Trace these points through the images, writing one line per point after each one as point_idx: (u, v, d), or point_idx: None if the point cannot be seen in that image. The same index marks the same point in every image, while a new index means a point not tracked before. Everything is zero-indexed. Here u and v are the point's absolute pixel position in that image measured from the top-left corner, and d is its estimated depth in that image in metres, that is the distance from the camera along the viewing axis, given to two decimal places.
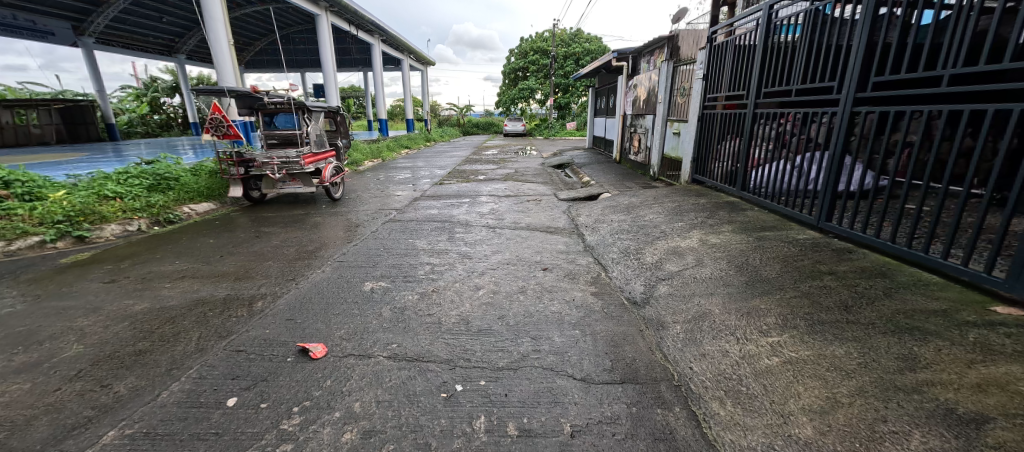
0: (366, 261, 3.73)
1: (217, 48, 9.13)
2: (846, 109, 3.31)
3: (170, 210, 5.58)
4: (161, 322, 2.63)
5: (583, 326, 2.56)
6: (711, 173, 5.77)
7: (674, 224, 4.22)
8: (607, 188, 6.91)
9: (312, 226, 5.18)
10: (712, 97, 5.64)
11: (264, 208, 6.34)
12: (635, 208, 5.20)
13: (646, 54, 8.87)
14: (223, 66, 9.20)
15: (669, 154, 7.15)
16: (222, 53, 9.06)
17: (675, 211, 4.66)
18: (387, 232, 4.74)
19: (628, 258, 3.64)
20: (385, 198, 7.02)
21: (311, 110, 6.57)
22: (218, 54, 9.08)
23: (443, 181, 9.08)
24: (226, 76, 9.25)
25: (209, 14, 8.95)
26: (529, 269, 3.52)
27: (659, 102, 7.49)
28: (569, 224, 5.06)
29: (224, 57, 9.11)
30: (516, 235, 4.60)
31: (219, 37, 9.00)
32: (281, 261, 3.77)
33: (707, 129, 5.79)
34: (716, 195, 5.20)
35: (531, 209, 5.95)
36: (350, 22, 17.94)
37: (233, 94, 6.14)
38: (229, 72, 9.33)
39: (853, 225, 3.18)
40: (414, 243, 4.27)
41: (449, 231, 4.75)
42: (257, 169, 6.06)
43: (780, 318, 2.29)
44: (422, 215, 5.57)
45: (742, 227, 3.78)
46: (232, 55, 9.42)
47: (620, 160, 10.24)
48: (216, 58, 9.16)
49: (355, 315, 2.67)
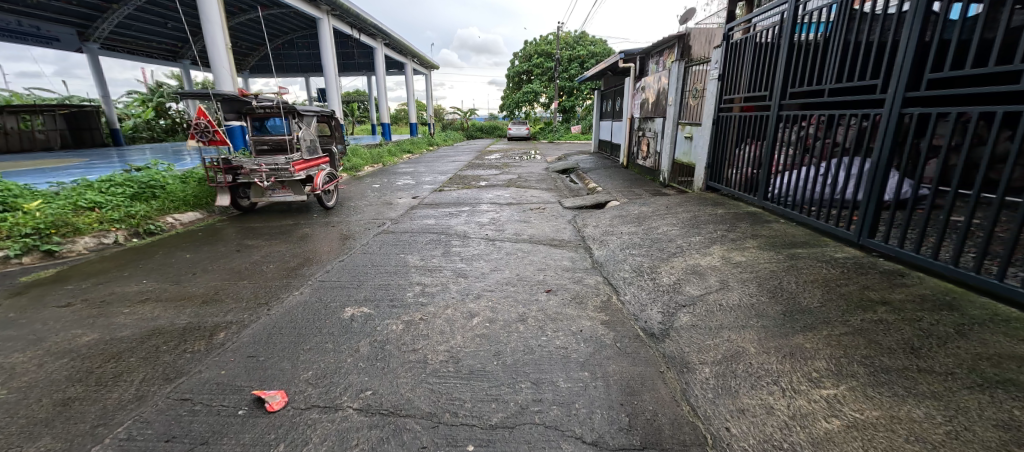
0: (350, 281, 3.36)
1: (214, 51, 8.86)
2: (893, 110, 2.90)
3: (152, 220, 5.26)
4: (104, 359, 2.27)
5: (593, 366, 2.18)
6: (726, 180, 5.39)
7: (691, 238, 3.83)
8: (615, 196, 6.52)
9: (300, 238, 4.84)
10: (729, 98, 5.25)
11: (253, 218, 6.02)
12: (646, 218, 4.81)
13: (654, 55, 8.48)
14: (220, 71, 8.94)
15: (680, 159, 6.77)
16: (219, 58, 8.80)
17: (691, 223, 4.26)
18: (378, 246, 4.38)
19: (642, 279, 3.25)
20: (381, 207, 6.67)
21: (302, 114, 6.23)
22: (215, 59, 8.81)
23: (443, 188, 8.73)
24: (223, 81, 8.99)
25: (206, 17, 8.68)
26: (531, 291, 3.13)
27: (669, 105, 7.10)
28: (575, 237, 4.67)
29: (222, 62, 8.85)
30: (518, 249, 4.22)
31: (216, 40, 8.73)
32: (258, 281, 3.42)
33: (723, 133, 5.40)
34: (734, 204, 4.82)
35: (534, 219, 5.57)
36: (353, 26, 17.73)
37: (219, 98, 5.81)
38: (227, 76, 9.08)
39: (902, 243, 2.79)
40: (406, 259, 3.90)
41: (445, 245, 4.38)
42: (245, 177, 5.74)
43: (834, 363, 1.91)
44: (417, 226, 5.22)
45: (768, 243, 3.40)
46: (229, 59, 9.15)
47: (628, 164, 9.83)
48: (212, 62, 8.89)
49: (327, 351, 2.30)
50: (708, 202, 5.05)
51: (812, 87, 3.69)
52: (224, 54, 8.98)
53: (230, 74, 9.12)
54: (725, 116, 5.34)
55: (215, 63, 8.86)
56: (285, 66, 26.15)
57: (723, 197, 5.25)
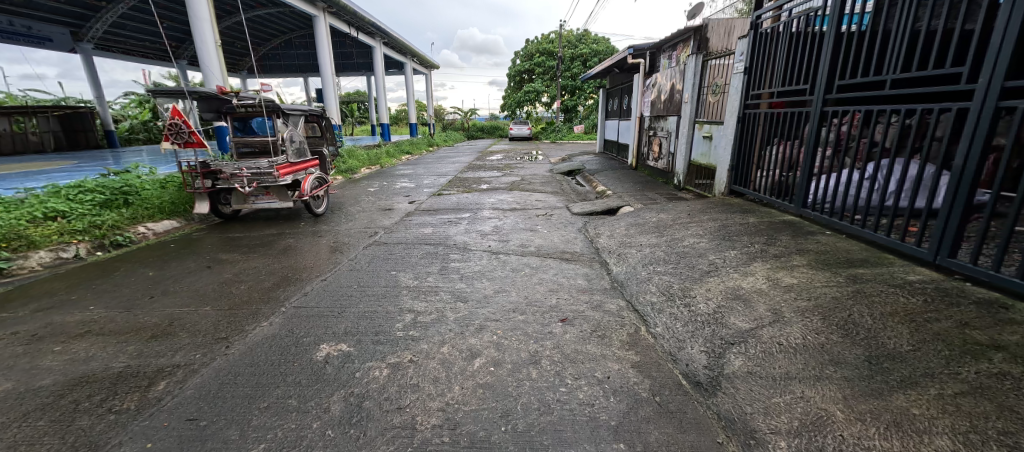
0: (330, 307, 2.87)
1: (203, 49, 8.36)
2: (980, 104, 2.39)
3: (120, 230, 4.78)
4: (3, 425, 1.78)
5: (629, 434, 1.68)
6: (753, 183, 4.91)
7: (724, 253, 3.33)
8: (628, 201, 6.02)
9: (281, 251, 4.34)
10: (756, 93, 4.75)
11: (235, 226, 5.54)
12: (667, 227, 4.31)
13: (665, 50, 7.91)
14: (211, 70, 8.45)
15: (697, 161, 6.27)
16: (211, 57, 8.32)
17: (721, 234, 3.76)
18: (367, 261, 3.89)
19: (674, 304, 2.75)
20: (374, 213, 6.19)
21: (288, 114, 5.72)
22: (206, 57, 8.32)
23: (442, 192, 8.23)
24: (214, 80, 8.52)
25: (194, 14, 8.17)
26: (544, 321, 2.63)
27: (684, 102, 6.60)
28: (588, 249, 4.18)
29: (213, 61, 8.37)
30: (525, 265, 3.72)
31: (207, 38, 8.25)
32: (223, 307, 2.93)
33: (750, 132, 4.91)
34: (765, 210, 4.33)
35: (540, 227, 5.08)
36: (351, 25, 17.22)
37: (194, 96, 5.28)
38: (218, 75, 8.60)
39: (997, 265, 2.28)
40: (397, 278, 3.41)
41: (443, 260, 3.89)
42: (224, 181, 5.25)
43: (961, 443, 1.41)
44: (412, 236, 4.74)
45: (821, 260, 2.91)
46: (219, 56, 8.62)
47: (637, 166, 9.34)
48: (201, 59, 8.38)
49: (289, 413, 1.81)
50: (734, 208, 4.56)
51: (867, 79, 3.17)
52: (215, 52, 8.49)
53: (220, 72, 8.63)
54: (752, 113, 4.84)
55: (205, 62, 8.35)
56: (283, 66, 25.71)
57: (750, 203, 4.76)
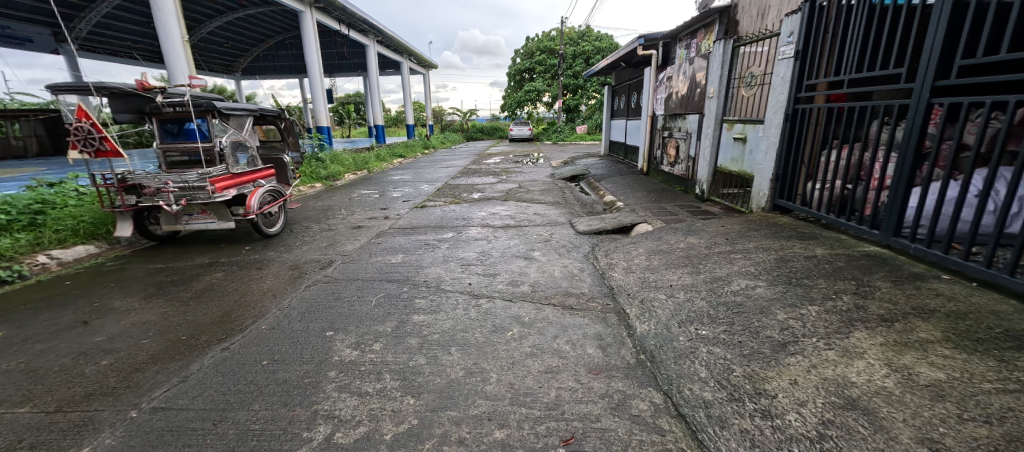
0: (205, 410, 1.86)
1: (170, 45, 7.26)
2: None
3: (9, 263, 3.79)
4: None
5: None
6: (806, 197, 3.89)
7: (800, 310, 2.29)
8: (645, 216, 4.98)
9: (200, 290, 3.34)
10: (812, 84, 3.72)
11: (166, 252, 4.54)
12: (703, 258, 3.28)
13: (682, 38, 6.83)
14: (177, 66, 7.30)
15: (725, 167, 5.26)
16: (176, 52, 7.16)
17: (783, 275, 2.73)
18: (301, 310, 2.87)
19: (743, 411, 1.72)
20: (340, 232, 5.18)
21: (230, 115, 4.69)
22: (170, 53, 7.15)
23: (428, 202, 7.21)
24: (180, 78, 7.39)
25: (159, 6, 7.01)
26: (534, 448, 1.62)
27: (708, 97, 5.56)
28: (599, 289, 3.16)
29: (179, 56, 7.22)
30: (514, 319, 2.69)
31: (171, 30, 7.07)
32: (47, 408, 1.93)
33: (801, 133, 3.88)
34: (830, 235, 3.31)
35: (538, 254, 4.06)
36: (340, 21, 16.15)
37: (107, 92, 4.23)
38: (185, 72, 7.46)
39: None
40: (329, 346, 2.38)
41: (402, 310, 2.86)
42: (149, 198, 4.25)
43: None
44: (374, 268, 3.73)
45: (964, 335, 1.90)
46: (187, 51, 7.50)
47: (649, 171, 8.30)
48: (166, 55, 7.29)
49: None
50: (787, 231, 3.53)
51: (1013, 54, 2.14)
52: (180, 46, 7.32)
53: (188, 68, 7.50)
54: (804, 109, 3.81)
55: (170, 58, 7.20)
56: (275, 66, 24.76)
57: (803, 223, 3.74)
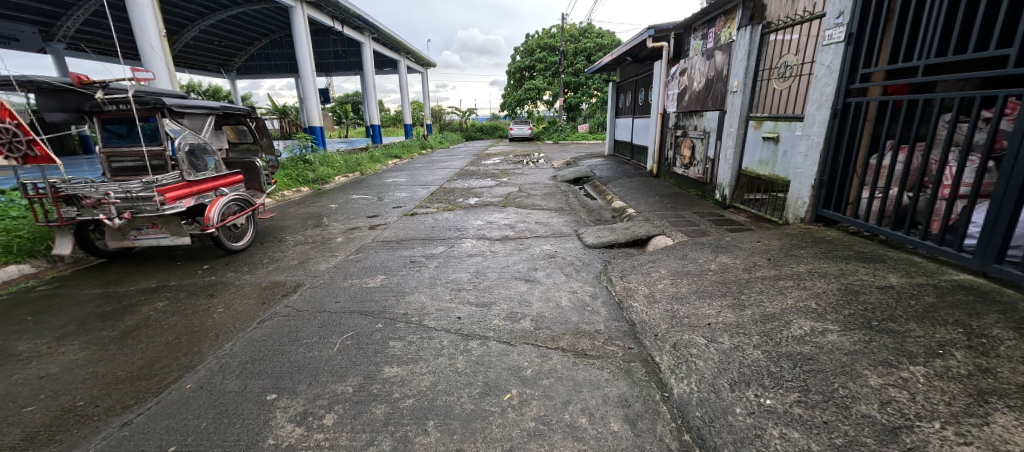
0: None
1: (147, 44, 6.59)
2: None
3: None
4: None
5: None
6: (858, 208, 3.29)
7: (900, 374, 1.69)
8: (662, 227, 4.38)
9: (131, 326, 2.74)
10: (868, 73, 3.10)
11: (113, 271, 3.95)
12: (746, 287, 2.66)
13: (698, 27, 6.22)
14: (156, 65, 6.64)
15: (752, 170, 4.66)
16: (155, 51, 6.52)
17: (859, 315, 2.12)
18: (244, 358, 2.27)
19: None
20: (317, 246, 4.57)
21: (186, 113, 4.11)
22: (148, 52, 6.52)
23: (419, 209, 6.60)
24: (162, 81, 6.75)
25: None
26: None
27: (730, 92, 4.95)
28: (618, 326, 2.55)
29: (158, 56, 6.58)
30: (512, 374, 2.09)
31: (147, 25, 6.41)
32: None
33: (853, 132, 3.27)
34: (897, 256, 2.72)
35: (541, 275, 3.45)
36: (334, 18, 15.43)
37: (36, 87, 3.61)
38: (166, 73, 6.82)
39: None
40: (265, 420, 1.78)
41: (371, 358, 2.26)
42: (89, 210, 3.65)
43: None
44: (346, 295, 3.11)
45: None
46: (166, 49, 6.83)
47: (660, 173, 7.70)
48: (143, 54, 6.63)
49: None
50: (841, 250, 2.92)
51: None
52: (158, 43, 6.66)
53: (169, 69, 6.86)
54: (856, 103, 3.20)
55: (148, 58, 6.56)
56: (270, 65, 24.12)
57: (856, 239, 3.14)
